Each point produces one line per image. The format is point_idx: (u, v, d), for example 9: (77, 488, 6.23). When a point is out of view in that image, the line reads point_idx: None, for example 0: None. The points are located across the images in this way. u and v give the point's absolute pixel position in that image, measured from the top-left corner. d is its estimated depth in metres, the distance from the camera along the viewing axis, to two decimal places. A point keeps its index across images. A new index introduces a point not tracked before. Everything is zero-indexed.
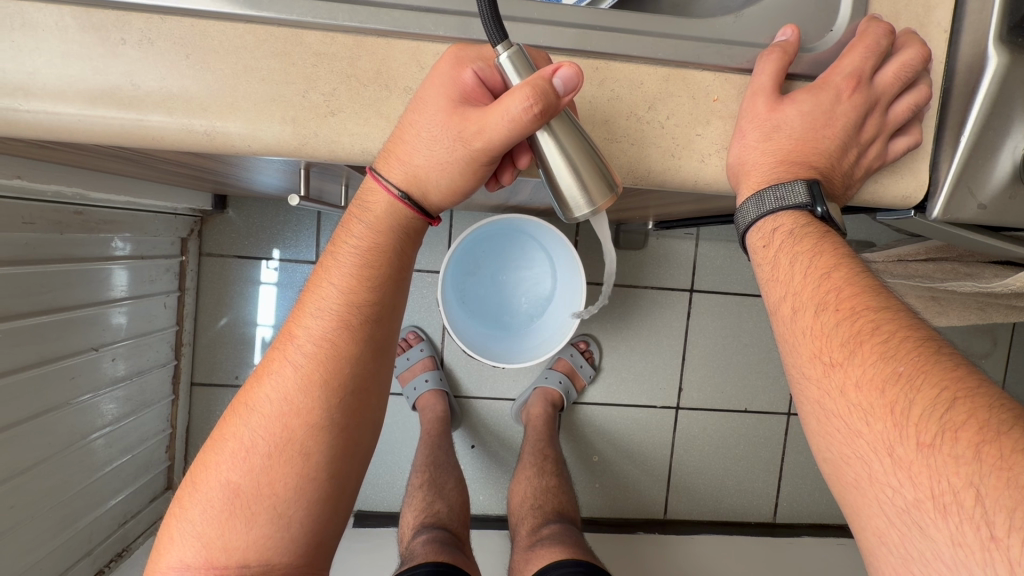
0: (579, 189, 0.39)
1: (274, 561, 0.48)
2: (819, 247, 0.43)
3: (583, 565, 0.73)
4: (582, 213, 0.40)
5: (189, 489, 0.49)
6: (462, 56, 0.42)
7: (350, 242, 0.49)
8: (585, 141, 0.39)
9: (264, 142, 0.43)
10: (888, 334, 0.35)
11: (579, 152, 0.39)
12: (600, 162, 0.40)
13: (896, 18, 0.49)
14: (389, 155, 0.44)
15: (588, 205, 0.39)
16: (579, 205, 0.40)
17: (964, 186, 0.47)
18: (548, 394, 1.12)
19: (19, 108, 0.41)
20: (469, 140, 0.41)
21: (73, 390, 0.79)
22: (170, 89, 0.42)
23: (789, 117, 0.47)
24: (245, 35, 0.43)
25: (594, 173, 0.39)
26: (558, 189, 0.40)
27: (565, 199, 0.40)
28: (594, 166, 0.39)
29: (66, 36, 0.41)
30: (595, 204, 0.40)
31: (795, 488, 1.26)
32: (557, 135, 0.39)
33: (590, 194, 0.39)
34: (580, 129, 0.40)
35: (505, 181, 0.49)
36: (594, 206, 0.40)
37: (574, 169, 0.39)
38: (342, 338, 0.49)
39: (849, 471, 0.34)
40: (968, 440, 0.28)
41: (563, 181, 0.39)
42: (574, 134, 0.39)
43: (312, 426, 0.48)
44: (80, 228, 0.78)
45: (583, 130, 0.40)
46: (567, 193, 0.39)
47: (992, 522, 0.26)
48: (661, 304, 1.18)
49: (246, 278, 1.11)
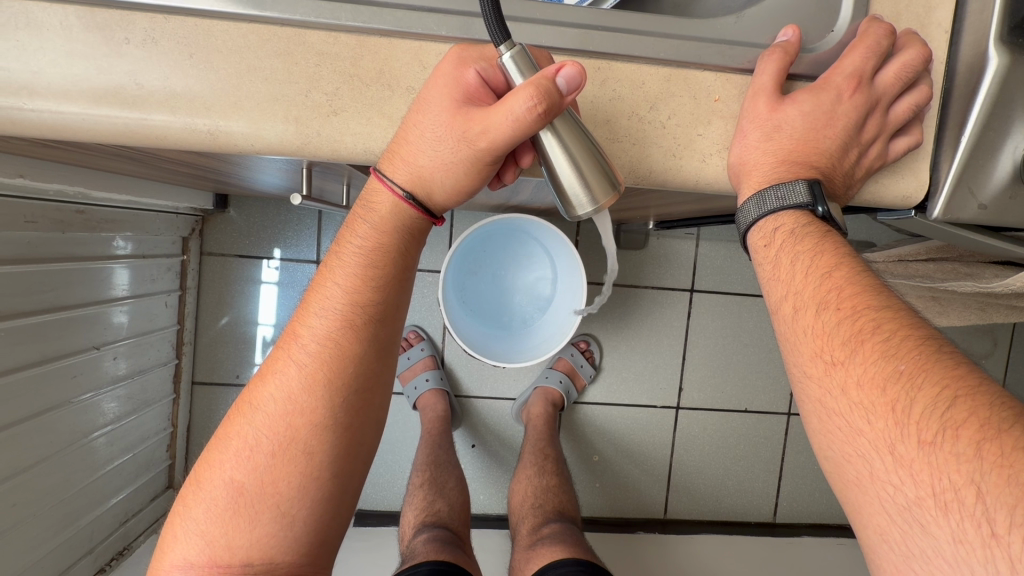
0: (581, 188, 0.39)
1: (277, 559, 0.48)
2: (821, 247, 0.43)
3: (584, 564, 0.73)
4: (584, 211, 0.40)
5: (193, 487, 0.49)
6: (465, 57, 0.42)
7: (355, 242, 0.49)
8: (588, 140, 0.39)
9: (267, 141, 0.43)
10: (889, 332, 0.35)
11: (582, 151, 0.39)
12: (603, 161, 0.40)
13: (897, 18, 0.49)
14: (393, 155, 0.44)
15: (591, 203, 0.40)
16: (581, 203, 0.40)
17: (965, 186, 0.48)
18: (549, 394, 1.12)
19: (23, 107, 0.41)
20: (473, 140, 0.41)
21: (74, 389, 0.79)
22: (174, 88, 0.42)
23: (790, 117, 0.47)
24: (248, 34, 0.43)
25: (596, 172, 0.39)
26: (561, 187, 0.40)
27: (567, 197, 0.40)
28: (597, 165, 0.39)
29: (71, 35, 0.41)
30: (597, 203, 0.40)
31: (795, 488, 1.26)
32: (560, 134, 0.39)
33: (593, 192, 0.39)
34: (582, 128, 0.40)
35: (508, 180, 0.49)
36: (597, 204, 0.40)
37: (577, 168, 0.39)
38: (346, 338, 0.49)
39: (850, 469, 0.34)
40: (969, 438, 0.28)
41: (565, 179, 0.39)
42: (578, 133, 0.39)
43: (316, 425, 0.48)
44: (81, 227, 0.78)
45: (585, 130, 0.41)
46: (569, 192, 0.40)
47: (993, 519, 0.26)
48: (661, 304, 1.18)
49: (247, 277, 1.11)
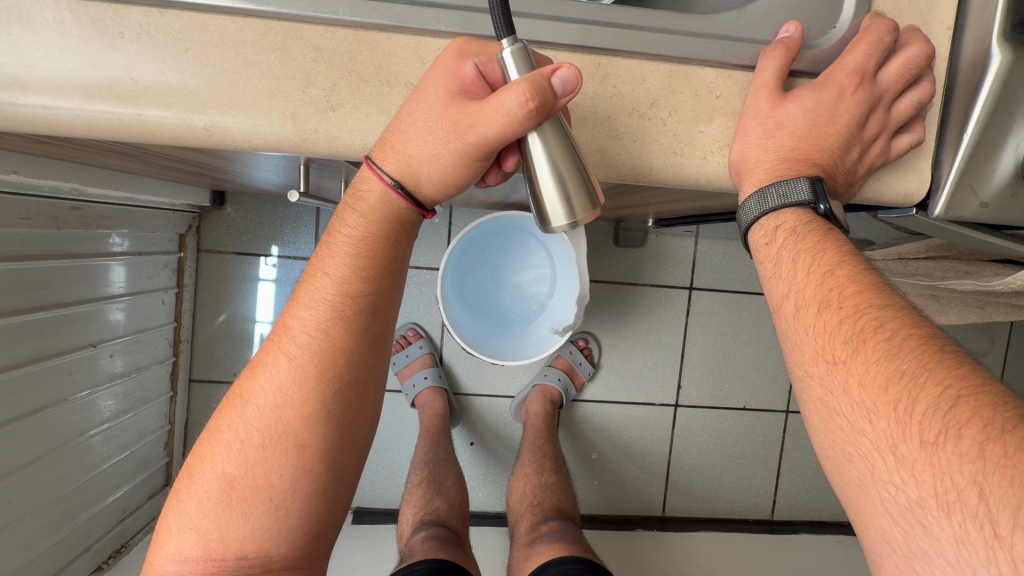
0: (561, 200, 0.39)
1: (271, 553, 0.47)
2: (822, 245, 0.43)
3: (582, 563, 0.73)
4: (561, 226, 0.39)
5: (186, 481, 0.49)
6: (466, 50, 0.41)
7: (344, 232, 0.49)
8: (574, 150, 0.39)
9: (263, 137, 0.43)
10: (891, 332, 0.35)
11: (568, 163, 0.38)
12: (585, 175, 0.39)
13: (900, 14, 0.48)
14: (385, 145, 0.44)
15: (569, 218, 0.39)
16: (558, 217, 0.39)
17: (967, 183, 0.47)
18: (548, 391, 1.12)
19: (15, 102, 0.40)
20: (463, 132, 0.40)
21: (72, 386, 0.79)
22: (168, 83, 0.42)
23: (791, 113, 0.46)
24: (244, 29, 0.42)
25: (578, 186, 0.39)
26: (540, 199, 0.39)
27: (545, 208, 0.39)
28: (580, 178, 0.39)
29: (64, 29, 0.41)
30: (575, 218, 0.39)
31: (793, 486, 1.26)
32: (548, 139, 0.39)
33: (572, 206, 0.39)
34: (571, 138, 0.39)
35: (493, 180, 0.49)
36: (573, 218, 0.39)
37: (559, 177, 0.38)
38: (335, 330, 0.48)
39: (851, 468, 0.34)
40: (972, 438, 0.28)
41: (545, 189, 0.39)
42: (564, 142, 0.39)
43: (307, 418, 0.48)
44: (77, 223, 0.77)
45: (573, 139, 0.40)
46: (547, 204, 0.39)
47: (996, 520, 0.26)
48: (661, 301, 1.18)
49: (245, 275, 1.11)
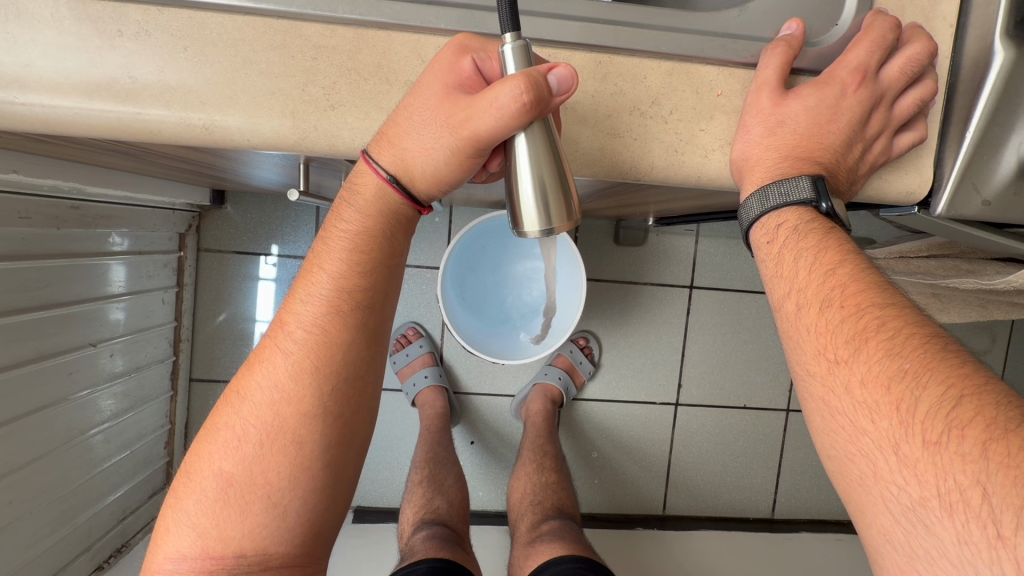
0: (538, 208, 0.38)
1: (270, 551, 0.47)
2: (823, 243, 0.43)
3: (582, 562, 0.73)
4: (535, 233, 0.39)
5: (184, 479, 0.49)
6: (466, 46, 0.41)
7: (341, 227, 0.49)
8: (557, 157, 0.39)
9: (263, 135, 0.43)
10: (893, 330, 0.35)
11: (550, 170, 0.38)
12: (566, 184, 0.39)
13: (901, 12, 0.48)
14: (382, 138, 0.43)
15: (544, 227, 0.39)
16: (533, 224, 0.39)
17: (969, 181, 0.47)
18: (548, 391, 1.11)
19: (14, 101, 0.40)
20: (457, 126, 0.40)
21: (72, 386, 0.79)
22: (167, 82, 0.41)
23: (793, 109, 0.46)
24: (244, 27, 0.42)
25: (558, 195, 0.38)
26: (517, 205, 0.39)
27: (521, 214, 0.39)
28: (560, 186, 0.38)
29: (63, 27, 0.41)
30: (551, 226, 0.39)
31: (794, 484, 1.26)
32: (536, 141, 0.38)
33: (549, 214, 0.38)
34: (556, 144, 0.39)
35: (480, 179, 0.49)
36: (549, 227, 0.39)
37: (541, 185, 0.38)
38: (333, 326, 0.48)
39: (853, 468, 0.34)
40: (975, 438, 0.28)
41: (524, 195, 0.38)
42: (549, 148, 0.39)
43: (305, 415, 0.48)
44: (77, 222, 0.77)
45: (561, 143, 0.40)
46: (524, 211, 0.39)
47: (999, 520, 0.26)
48: (661, 300, 1.18)
49: (245, 274, 1.11)
